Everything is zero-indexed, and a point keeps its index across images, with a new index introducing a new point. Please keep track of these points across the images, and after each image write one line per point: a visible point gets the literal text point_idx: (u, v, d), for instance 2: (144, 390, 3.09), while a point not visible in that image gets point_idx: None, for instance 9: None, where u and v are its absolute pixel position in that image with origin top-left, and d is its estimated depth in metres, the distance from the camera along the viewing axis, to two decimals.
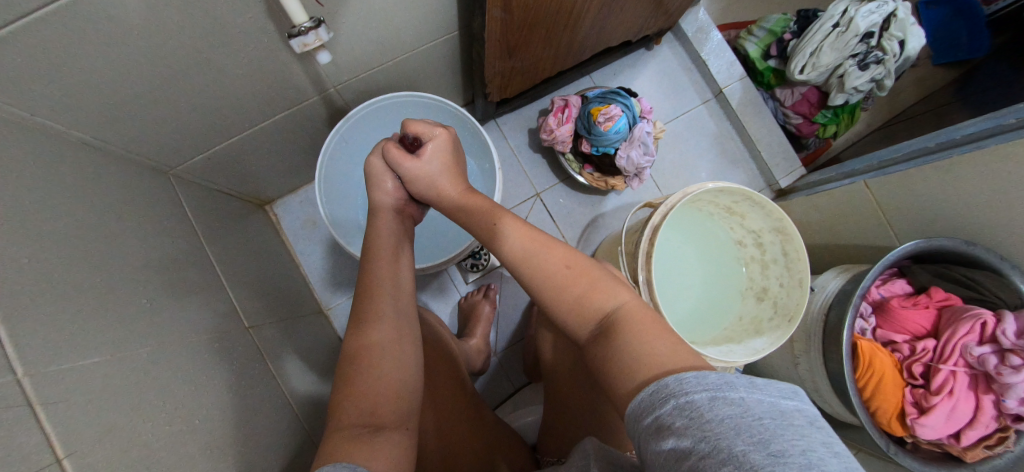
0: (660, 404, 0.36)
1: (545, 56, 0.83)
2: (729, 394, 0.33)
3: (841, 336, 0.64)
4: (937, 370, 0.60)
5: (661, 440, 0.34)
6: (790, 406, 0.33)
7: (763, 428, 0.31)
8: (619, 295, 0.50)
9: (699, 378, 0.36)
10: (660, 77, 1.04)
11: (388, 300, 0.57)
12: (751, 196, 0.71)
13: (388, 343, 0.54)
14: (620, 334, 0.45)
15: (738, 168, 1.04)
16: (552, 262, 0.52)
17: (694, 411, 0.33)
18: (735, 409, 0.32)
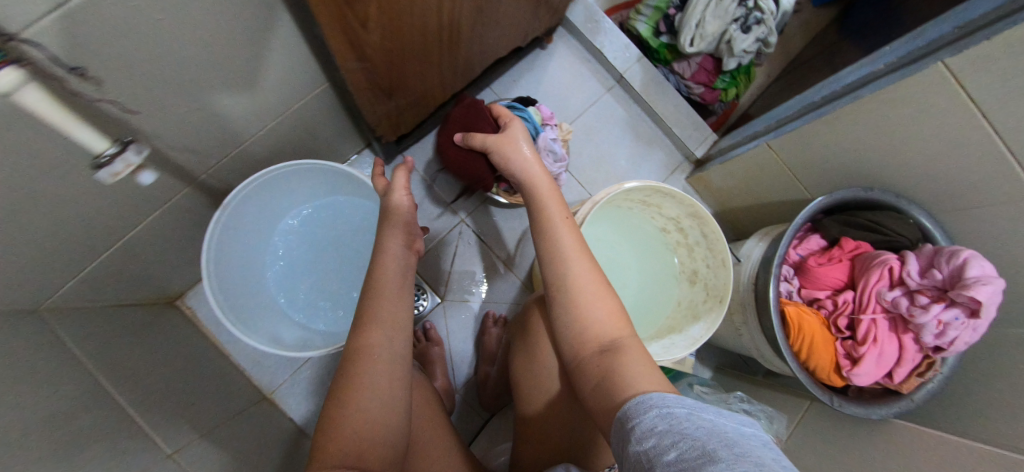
0: (644, 413, 0.42)
1: (430, 85, 0.79)
2: (703, 413, 0.40)
3: (769, 307, 0.65)
4: (860, 320, 0.62)
5: (643, 443, 0.39)
6: (749, 430, 0.39)
7: (728, 437, 0.36)
8: (623, 325, 0.56)
9: (679, 400, 0.42)
10: (560, 73, 1.02)
11: (383, 333, 0.54)
12: (661, 189, 0.71)
13: (384, 380, 0.51)
14: (623, 356, 0.52)
15: (654, 147, 1.04)
16: (576, 281, 0.57)
17: (674, 419, 0.39)
18: (708, 421, 0.38)
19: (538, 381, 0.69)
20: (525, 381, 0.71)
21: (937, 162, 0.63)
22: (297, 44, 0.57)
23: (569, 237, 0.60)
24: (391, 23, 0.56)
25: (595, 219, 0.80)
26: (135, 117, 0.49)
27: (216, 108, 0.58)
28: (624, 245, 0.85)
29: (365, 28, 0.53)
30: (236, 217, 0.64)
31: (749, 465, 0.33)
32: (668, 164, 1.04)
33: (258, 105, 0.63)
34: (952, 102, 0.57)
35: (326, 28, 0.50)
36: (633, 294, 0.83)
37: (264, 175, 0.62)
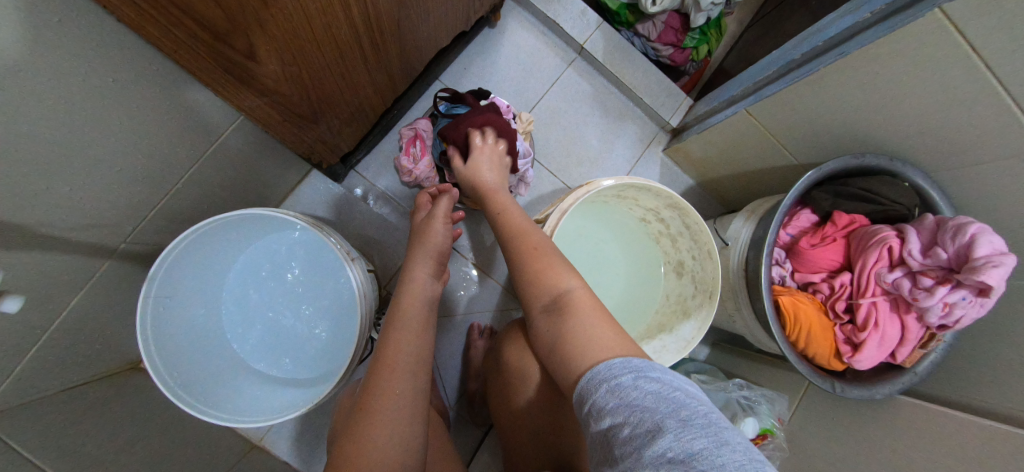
0: (595, 388, 0.40)
1: (366, 97, 0.68)
2: (649, 373, 0.38)
3: (763, 300, 0.60)
4: (860, 304, 0.58)
5: (600, 419, 0.37)
6: (690, 389, 0.37)
7: (675, 399, 0.35)
8: (572, 276, 0.52)
9: (624, 362, 0.40)
10: (515, 53, 0.91)
11: (407, 373, 0.53)
12: (635, 183, 0.64)
13: (401, 411, 0.50)
14: (572, 315, 0.48)
15: (626, 121, 0.95)
16: (526, 247, 0.56)
17: (622, 391, 0.37)
18: (654, 384, 0.37)
19: (518, 372, 0.61)
20: (514, 386, 0.62)
21: (930, 117, 0.57)
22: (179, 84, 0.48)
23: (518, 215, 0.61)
24: (288, 48, 0.47)
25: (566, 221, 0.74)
26: (4, 214, 0.41)
27: (109, 175, 0.50)
28: (602, 242, 0.78)
29: (254, 60, 0.44)
30: (169, 276, 0.53)
31: (698, 431, 0.32)
32: (643, 137, 0.96)
33: (162, 158, 0.55)
34: (947, 49, 0.50)
35: (189, 62, 0.41)
36: (619, 292, 0.77)
37: (197, 228, 0.52)
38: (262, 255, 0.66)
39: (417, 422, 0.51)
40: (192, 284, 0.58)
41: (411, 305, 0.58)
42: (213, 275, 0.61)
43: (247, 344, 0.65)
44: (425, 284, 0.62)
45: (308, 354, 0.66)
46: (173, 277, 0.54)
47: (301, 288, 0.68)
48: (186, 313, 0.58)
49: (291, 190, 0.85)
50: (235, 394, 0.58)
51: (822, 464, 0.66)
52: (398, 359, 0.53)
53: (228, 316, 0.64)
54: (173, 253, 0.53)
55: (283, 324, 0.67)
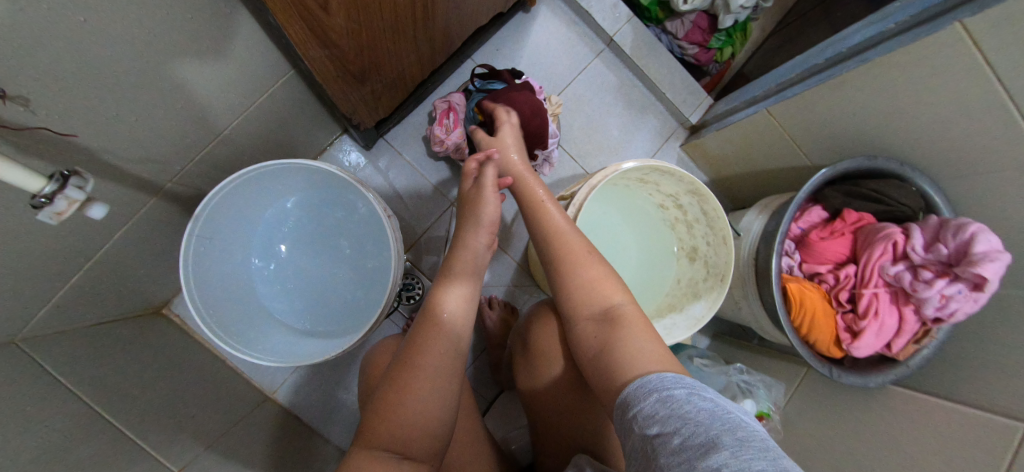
0: (646, 398, 0.42)
1: (409, 62, 0.70)
2: (703, 392, 0.40)
3: (771, 284, 0.64)
4: (861, 294, 0.62)
5: (649, 427, 0.40)
6: (742, 414, 0.40)
7: (729, 420, 0.37)
8: (620, 290, 0.57)
9: (677, 379, 0.43)
10: (547, 39, 0.94)
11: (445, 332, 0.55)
12: (659, 167, 0.68)
13: (437, 367, 0.52)
14: (622, 327, 0.52)
15: (648, 114, 0.99)
16: (573, 255, 0.59)
17: (674, 403, 0.40)
18: (708, 402, 0.39)
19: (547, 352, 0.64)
20: (540, 366, 0.65)
21: (941, 126, 0.61)
22: (248, 31, 0.50)
23: (558, 213, 0.63)
24: (356, 4, 0.49)
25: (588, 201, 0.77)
26: (78, 133, 0.43)
27: (168, 111, 0.52)
28: (619, 225, 0.82)
29: (326, 12, 0.47)
30: (214, 215, 0.56)
31: (754, 452, 0.34)
32: (663, 131, 0.99)
33: (217, 102, 0.57)
34: (965, 63, 0.54)
35: (274, 8, 0.43)
36: (633, 274, 0.81)
37: (246, 170, 0.54)
38: (299, 208, 0.69)
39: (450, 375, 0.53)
40: (232, 226, 0.60)
41: (457, 282, 0.60)
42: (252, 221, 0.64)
43: (283, 296, 0.67)
44: (476, 253, 0.63)
45: (339, 309, 0.69)
46: (215, 219, 0.56)
47: (335, 243, 0.70)
48: (225, 260, 0.61)
49: (321, 152, 0.87)
50: (270, 340, 0.61)
51: (818, 448, 0.69)
52: (437, 328, 0.55)
53: (268, 266, 0.67)
54: (217, 196, 0.56)
55: (317, 278, 0.69)
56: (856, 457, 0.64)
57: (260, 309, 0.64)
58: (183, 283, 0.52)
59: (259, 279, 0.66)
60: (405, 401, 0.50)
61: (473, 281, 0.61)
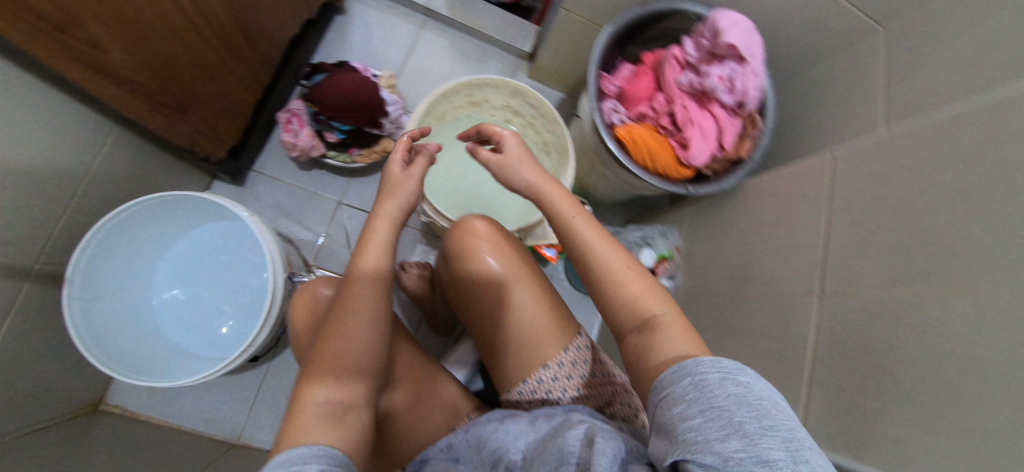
0: (675, 381, 0.38)
1: (230, 85, 0.74)
2: (739, 376, 0.36)
3: (603, 137, 0.71)
4: (676, 111, 0.70)
5: (671, 407, 0.37)
6: (776, 397, 0.35)
7: (760, 407, 0.33)
8: (664, 299, 0.49)
9: (713, 362, 0.38)
10: (368, 29, 1.02)
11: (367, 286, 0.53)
12: (474, 83, 0.74)
13: (358, 316, 0.51)
14: (660, 338, 0.45)
15: (488, 60, 1.07)
16: (604, 269, 0.51)
17: (703, 385, 0.36)
18: (741, 388, 0.35)
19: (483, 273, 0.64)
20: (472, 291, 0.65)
21: None
22: (50, 86, 0.53)
23: (588, 229, 0.53)
24: (128, 36, 0.54)
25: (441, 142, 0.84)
26: None
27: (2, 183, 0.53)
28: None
29: (99, 50, 0.52)
30: (88, 269, 0.60)
31: (778, 443, 0.31)
32: (506, 69, 1.08)
33: (57, 170, 0.59)
34: None
35: (52, 60, 0.48)
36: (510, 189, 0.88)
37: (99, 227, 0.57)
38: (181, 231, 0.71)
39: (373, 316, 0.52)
40: (113, 268, 0.64)
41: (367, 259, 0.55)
42: (136, 255, 0.67)
43: (195, 321, 0.71)
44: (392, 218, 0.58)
45: (247, 308, 0.73)
46: (96, 278, 0.61)
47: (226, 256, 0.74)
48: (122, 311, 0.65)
49: None
50: (191, 359, 0.68)
51: (723, 258, 0.74)
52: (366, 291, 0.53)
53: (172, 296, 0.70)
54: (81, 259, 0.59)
55: (222, 294, 0.73)
56: (739, 248, 0.72)
57: (179, 344, 0.69)
58: (82, 344, 0.56)
59: (163, 305, 0.70)
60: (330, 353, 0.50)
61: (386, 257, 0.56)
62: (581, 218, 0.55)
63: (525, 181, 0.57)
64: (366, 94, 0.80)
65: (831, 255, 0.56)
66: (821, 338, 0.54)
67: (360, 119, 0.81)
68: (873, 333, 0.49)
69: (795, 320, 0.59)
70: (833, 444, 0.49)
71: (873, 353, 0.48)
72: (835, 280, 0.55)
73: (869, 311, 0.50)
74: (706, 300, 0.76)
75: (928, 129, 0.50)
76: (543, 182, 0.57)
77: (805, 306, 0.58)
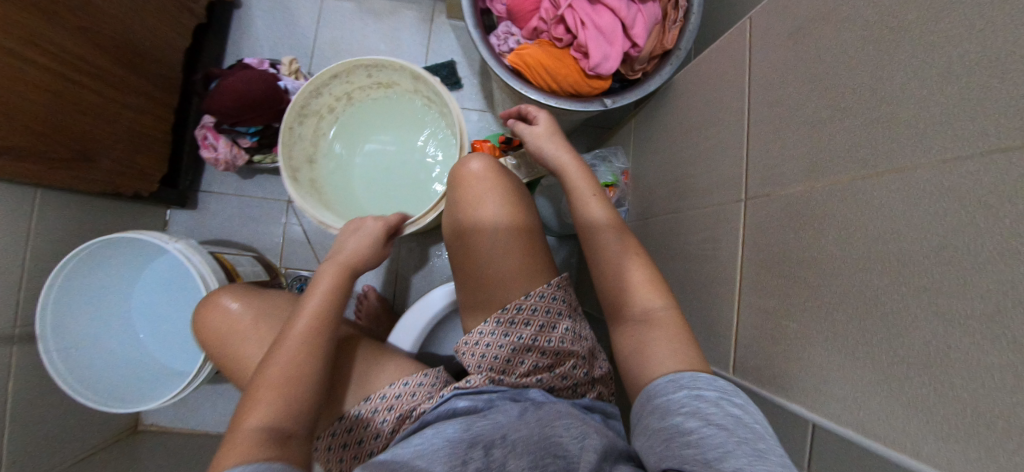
0: (672, 391, 0.39)
1: (134, 120, 0.75)
2: (733, 399, 0.37)
3: (494, 69, 0.63)
4: (566, 17, 0.61)
5: (668, 417, 0.37)
6: (762, 418, 0.36)
7: (753, 430, 0.34)
8: (660, 297, 0.47)
9: (708, 380, 0.39)
10: (271, 16, 0.96)
11: (313, 316, 0.49)
12: (360, 62, 0.67)
13: (303, 342, 0.47)
14: (653, 331, 0.44)
15: (400, 12, 0.98)
16: (609, 256, 0.49)
17: (700, 401, 0.37)
18: (738, 410, 0.36)
19: (468, 202, 0.61)
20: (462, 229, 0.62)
21: None
22: None
23: (593, 204, 0.52)
24: None
25: (351, 128, 0.78)
26: None
27: None
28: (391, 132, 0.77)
29: None
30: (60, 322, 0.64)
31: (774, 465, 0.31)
32: (422, 17, 0.98)
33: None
34: None
35: None
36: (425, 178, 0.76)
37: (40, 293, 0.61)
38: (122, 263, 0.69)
39: (314, 340, 0.48)
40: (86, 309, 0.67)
41: (320, 282, 0.54)
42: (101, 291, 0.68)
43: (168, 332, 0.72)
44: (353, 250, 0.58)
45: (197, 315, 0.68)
46: (66, 327, 0.65)
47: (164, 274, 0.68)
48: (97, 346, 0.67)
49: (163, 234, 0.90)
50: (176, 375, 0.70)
51: (667, 172, 0.64)
52: (312, 322, 0.49)
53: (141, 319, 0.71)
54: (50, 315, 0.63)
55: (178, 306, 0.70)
56: (675, 160, 0.62)
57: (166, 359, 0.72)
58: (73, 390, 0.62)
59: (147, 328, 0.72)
60: (270, 382, 0.44)
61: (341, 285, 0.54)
62: (587, 188, 0.53)
63: (551, 151, 0.56)
64: (259, 90, 0.76)
65: (754, 150, 0.46)
66: (764, 250, 0.43)
67: (267, 115, 0.79)
68: (795, 244, 0.39)
69: (723, 236, 0.50)
70: (760, 376, 0.43)
71: (796, 266, 0.39)
72: (758, 182, 0.44)
73: (792, 216, 0.40)
74: (651, 227, 0.67)
75: None
76: (568, 157, 0.55)
77: (732, 217, 0.48)
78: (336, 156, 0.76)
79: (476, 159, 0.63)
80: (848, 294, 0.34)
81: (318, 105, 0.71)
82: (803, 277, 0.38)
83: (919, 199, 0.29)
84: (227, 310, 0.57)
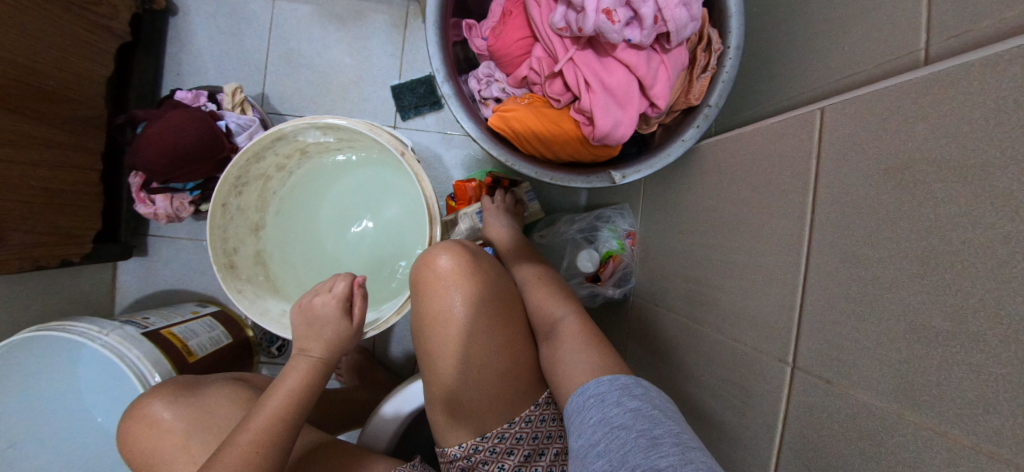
0: (585, 399, 0.41)
1: (47, 172, 0.61)
2: (634, 392, 0.40)
3: (472, 135, 0.49)
4: (563, 70, 0.47)
5: (583, 427, 0.39)
6: (661, 403, 0.39)
7: (651, 418, 0.36)
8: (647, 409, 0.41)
9: (612, 379, 0.42)
10: (213, 25, 0.81)
11: (268, 420, 0.43)
12: (317, 121, 0.54)
13: (247, 457, 0.41)
14: None
15: (368, 19, 0.82)
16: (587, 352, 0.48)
17: (605, 403, 0.40)
18: (635, 402, 0.38)
19: (435, 316, 0.51)
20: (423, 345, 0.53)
21: None
22: None
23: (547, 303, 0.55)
24: None
25: (306, 188, 0.65)
26: None
27: None
28: (352, 192, 0.66)
29: None
30: None
31: (670, 448, 0.33)
32: (395, 21, 0.82)
33: None
34: None
35: None
36: (393, 250, 0.65)
37: None
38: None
39: (262, 453, 0.42)
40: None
41: (286, 380, 0.47)
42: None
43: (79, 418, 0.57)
44: (326, 332, 0.50)
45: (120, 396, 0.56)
46: None
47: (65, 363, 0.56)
48: (22, 447, 0.54)
49: (114, 286, 0.81)
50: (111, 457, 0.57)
51: (684, 262, 0.52)
52: (270, 428, 0.43)
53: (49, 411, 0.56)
54: None
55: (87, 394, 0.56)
56: (695, 252, 0.50)
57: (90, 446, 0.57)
58: None
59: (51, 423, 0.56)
60: None
61: (311, 384, 0.48)
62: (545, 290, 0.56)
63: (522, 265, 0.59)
64: (192, 139, 0.63)
65: (813, 301, 0.34)
66: (815, 449, 0.33)
67: (207, 166, 0.67)
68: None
69: (755, 390, 0.39)
70: None
71: None
72: (814, 351, 0.33)
73: (866, 429, 0.29)
74: (660, 318, 0.57)
75: (992, 77, 0.23)
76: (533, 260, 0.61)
77: (772, 376, 0.37)
78: (288, 215, 0.65)
79: (444, 253, 0.53)
80: None
81: (263, 168, 0.58)
82: None
83: None
84: (157, 423, 0.53)
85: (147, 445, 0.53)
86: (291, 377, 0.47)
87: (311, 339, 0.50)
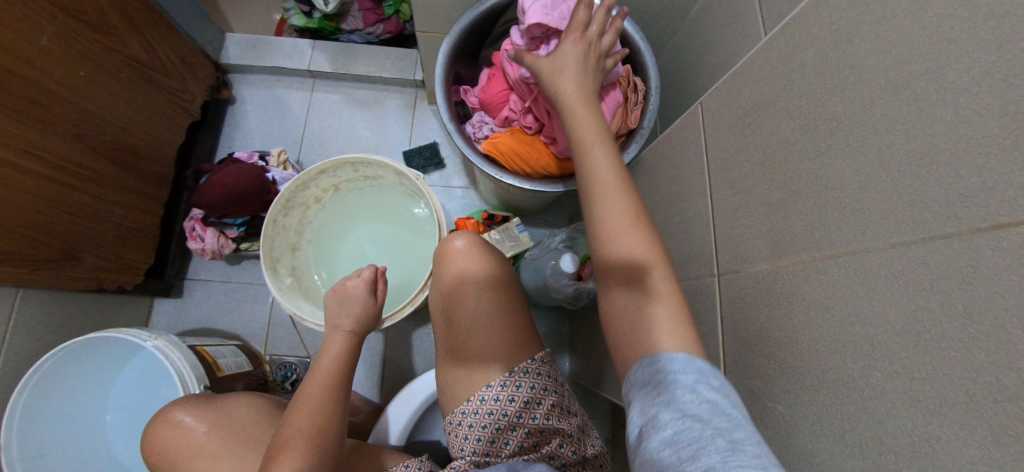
0: (653, 375, 0.37)
1: (127, 210, 0.77)
2: (710, 380, 0.35)
3: (469, 157, 0.66)
4: (532, 107, 0.66)
5: (650, 406, 0.35)
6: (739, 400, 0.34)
7: (729, 416, 0.32)
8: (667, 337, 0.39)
9: (687, 361, 0.36)
10: (263, 112, 1.03)
11: (331, 374, 0.52)
12: (349, 160, 0.71)
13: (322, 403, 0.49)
14: None
15: (385, 103, 1.05)
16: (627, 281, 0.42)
17: (679, 389, 0.35)
18: (713, 394, 0.34)
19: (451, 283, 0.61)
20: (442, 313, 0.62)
21: None
22: None
23: (604, 156, 0.46)
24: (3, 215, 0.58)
25: (335, 217, 0.80)
26: None
27: None
28: (373, 221, 0.81)
29: None
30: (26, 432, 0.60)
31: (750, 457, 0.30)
32: (406, 104, 1.06)
33: None
34: None
35: None
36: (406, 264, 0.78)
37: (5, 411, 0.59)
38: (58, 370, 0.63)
39: (332, 397, 0.50)
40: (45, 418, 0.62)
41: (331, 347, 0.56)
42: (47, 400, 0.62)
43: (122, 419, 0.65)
44: (359, 309, 0.60)
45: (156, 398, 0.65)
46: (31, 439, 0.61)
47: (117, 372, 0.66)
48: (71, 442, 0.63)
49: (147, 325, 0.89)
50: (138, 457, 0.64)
51: None
52: (331, 378, 0.52)
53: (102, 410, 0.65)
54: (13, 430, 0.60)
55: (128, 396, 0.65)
56: None
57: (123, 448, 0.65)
58: None
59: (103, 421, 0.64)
60: (293, 432, 0.46)
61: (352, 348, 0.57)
62: (599, 142, 0.47)
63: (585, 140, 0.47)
64: (246, 183, 0.79)
65: (722, 223, 0.47)
66: (743, 328, 0.43)
67: (253, 206, 0.81)
68: (768, 322, 0.39)
69: (703, 310, 0.50)
70: None
71: (772, 345, 0.39)
72: (728, 260, 0.46)
73: (764, 291, 0.40)
74: None
75: (772, 55, 0.40)
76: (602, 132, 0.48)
77: (711, 291, 0.48)
78: (319, 240, 0.78)
79: (460, 236, 0.64)
80: (821, 375, 0.34)
81: (304, 197, 0.73)
82: (783, 357, 0.38)
83: (876, 286, 0.29)
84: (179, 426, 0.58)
85: (172, 446, 0.58)
86: (335, 344, 0.56)
87: (347, 316, 0.59)
